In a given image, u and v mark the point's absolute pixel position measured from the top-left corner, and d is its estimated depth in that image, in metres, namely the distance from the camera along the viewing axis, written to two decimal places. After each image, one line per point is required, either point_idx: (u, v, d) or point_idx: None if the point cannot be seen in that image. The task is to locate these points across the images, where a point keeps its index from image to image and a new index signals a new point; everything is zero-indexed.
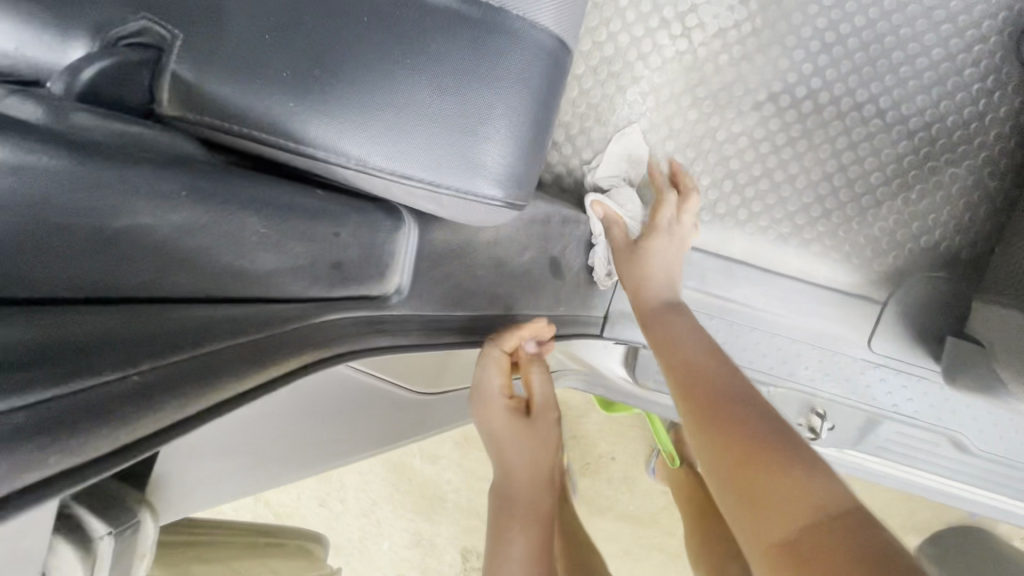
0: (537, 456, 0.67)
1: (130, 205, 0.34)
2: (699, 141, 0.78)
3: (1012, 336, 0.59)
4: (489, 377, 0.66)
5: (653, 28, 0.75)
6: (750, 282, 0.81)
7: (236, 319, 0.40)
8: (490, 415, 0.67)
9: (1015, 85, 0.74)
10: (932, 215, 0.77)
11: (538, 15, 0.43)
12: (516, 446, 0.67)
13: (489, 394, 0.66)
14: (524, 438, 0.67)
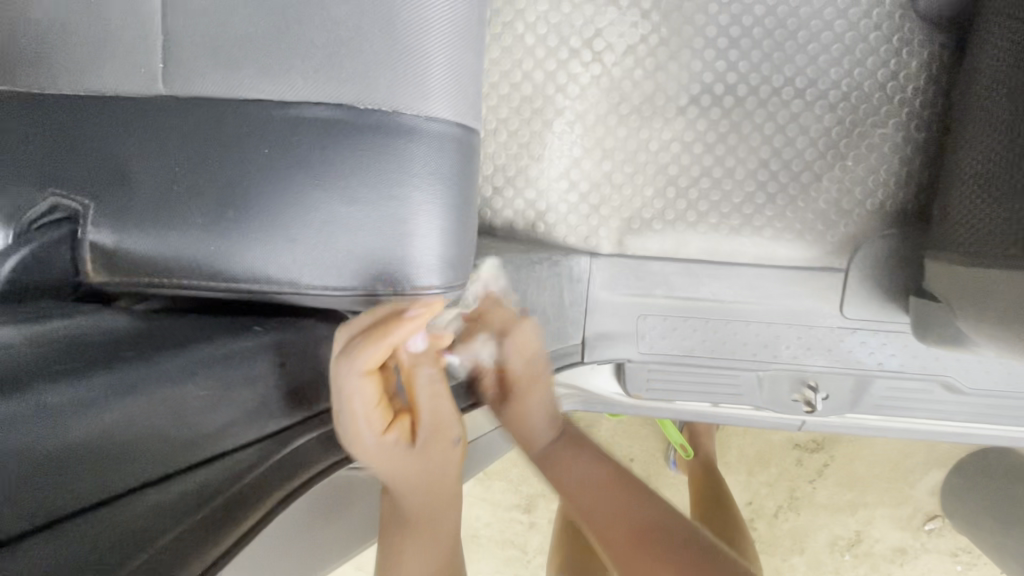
0: (427, 474, 0.52)
1: (60, 422, 0.33)
2: (635, 156, 0.80)
3: (967, 286, 0.58)
4: (363, 391, 0.47)
5: (564, 60, 0.77)
6: (716, 277, 0.82)
7: (205, 483, 0.37)
8: (368, 444, 0.48)
9: (920, 39, 0.76)
10: (871, 177, 0.79)
11: (434, 111, 0.44)
12: (395, 466, 0.50)
13: (354, 406, 0.47)
14: (416, 456, 0.51)
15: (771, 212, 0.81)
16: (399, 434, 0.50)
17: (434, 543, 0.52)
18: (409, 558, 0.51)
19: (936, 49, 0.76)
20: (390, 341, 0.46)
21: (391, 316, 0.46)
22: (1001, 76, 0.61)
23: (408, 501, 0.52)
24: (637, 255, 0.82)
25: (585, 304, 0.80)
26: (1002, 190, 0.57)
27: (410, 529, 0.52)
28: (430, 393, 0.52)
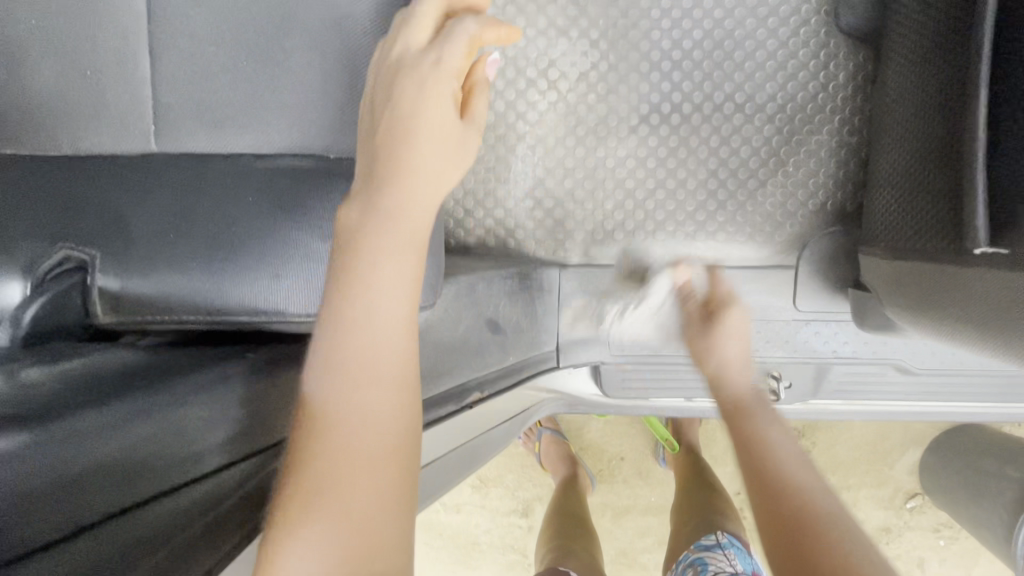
0: (405, 279, 0.45)
1: (76, 448, 0.37)
2: (594, 173, 0.86)
3: (886, 276, 0.65)
4: (435, 107, 0.46)
5: (522, 90, 0.83)
6: (677, 280, 0.89)
7: (199, 502, 0.41)
8: (412, 157, 0.46)
9: (844, 53, 0.84)
10: (812, 180, 0.86)
11: None
12: (388, 128, 0.46)
13: (395, 80, 0.47)
14: (427, 156, 0.46)
15: (723, 217, 0.87)
16: (434, 147, 0.47)
17: (389, 337, 0.43)
18: (360, 269, 0.44)
19: (860, 61, 0.84)
20: (448, 73, 0.47)
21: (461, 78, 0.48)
22: (909, 89, 0.67)
23: (402, 220, 0.45)
24: (603, 264, 0.88)
25: (557, 313, 0.86)
26: (912, 195, 0.63)
27: (366, 224, 0.45)
28: (443, 134, 0.47)
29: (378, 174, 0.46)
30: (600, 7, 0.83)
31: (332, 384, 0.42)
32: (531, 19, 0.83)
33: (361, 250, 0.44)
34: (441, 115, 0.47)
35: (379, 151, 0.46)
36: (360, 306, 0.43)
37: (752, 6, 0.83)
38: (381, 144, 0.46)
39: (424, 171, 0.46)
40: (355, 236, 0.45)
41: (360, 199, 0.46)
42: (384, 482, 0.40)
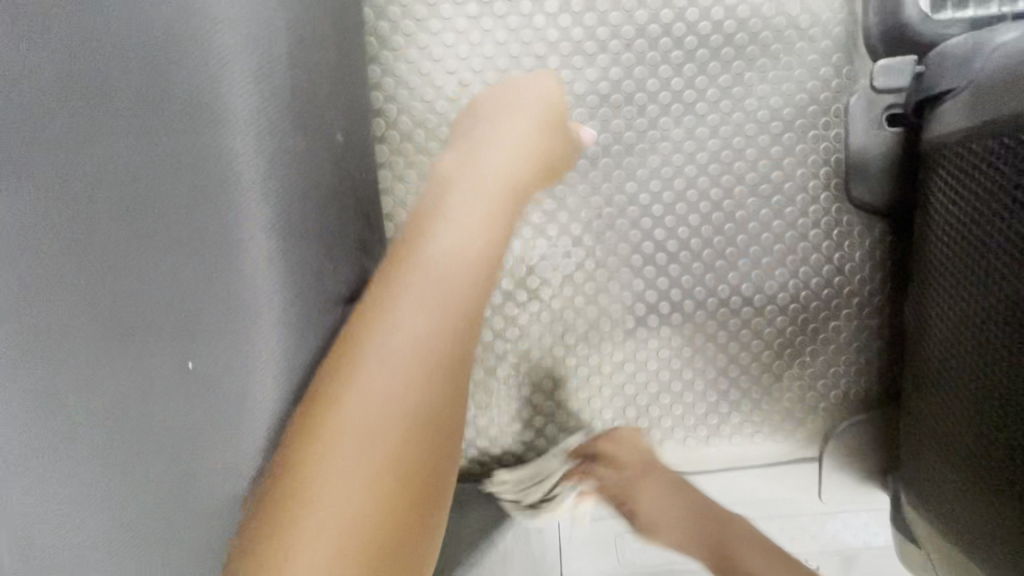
0: (468, 259, 0.54)
1: None
2: (589, 382, 0.75)
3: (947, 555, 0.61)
4: (513, 143, 0.63)
5: (499, 303, 0.72)
6: (689, 488, 0.78)
7: None
8: (492, 142, 0.63)
9: (860, 230, 0.74)
10: (832, 370, 0.76)
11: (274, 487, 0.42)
12: (489, 107, 0.65)
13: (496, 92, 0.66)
14: (500, 135, 0.63)
15: (738, 418, 0.77)
16: (519, 159, 0.62)
17: (431, 341, 0.49)
18: (432, 239, 0.53)
19: (876, 236, 0.74)
20: (539, 99, 0.66)
21: (552, 124, 0.65)
22: (950, 322, 0.59)
23: (477, 211, 0.57)
24: (607, 480, 0.77)
25: (555, 550, 0.79)
26: (965, 463, 0.57)
27: (446, 206, 0.57)
28: (528, 160, 0.63)
29: (459, 142, 0.64)
30: (581, 198, 0.72)
31: (387, 291, 0.50)
32: None
33: (443, 197, 0.57)
34: (540, 155, 0.64)
35: (457, 149, 0.63)
36: (427, 262, 0.52)
37: (751, 184, 0.73)
38: (466, 131, 0.64)
39: (501, 187, 0.60)
40: (439, 196, 0.58)
41: (457, 152, 0.63)
42: (406, 437, 0.46)
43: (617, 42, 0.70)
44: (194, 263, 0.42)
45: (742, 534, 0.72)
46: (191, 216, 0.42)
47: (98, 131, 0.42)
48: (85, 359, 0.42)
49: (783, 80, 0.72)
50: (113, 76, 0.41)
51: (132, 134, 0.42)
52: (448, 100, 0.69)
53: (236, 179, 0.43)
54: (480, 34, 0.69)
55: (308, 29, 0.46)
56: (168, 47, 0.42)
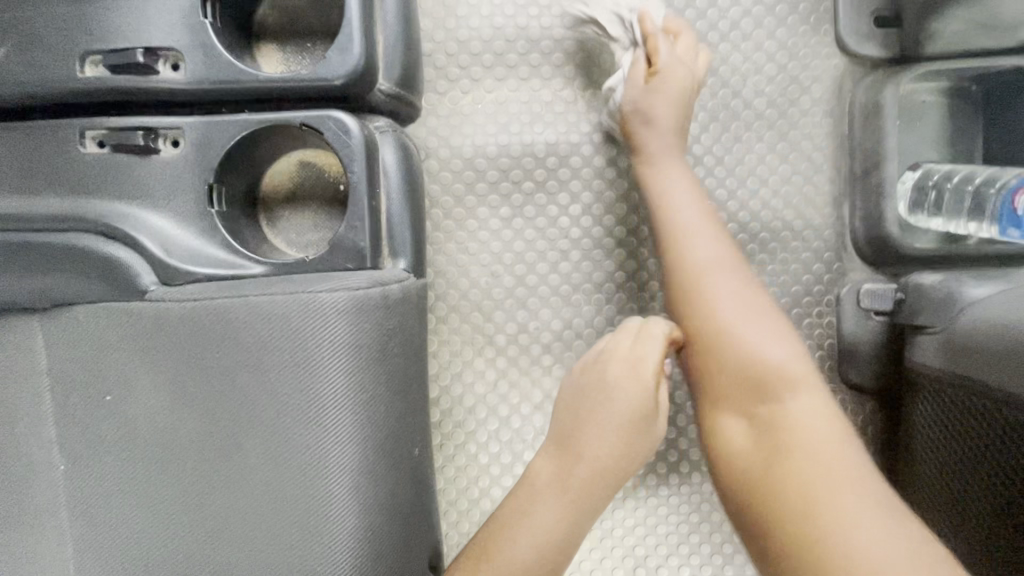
0: (547, 561, 0.50)
1: None
2: (601, 543, 0.80)
3: None
4: (612, 442, 0.54)
5: (520, 474, 0.76)
6: None
7: None
8: (596, 436, 0.54)
9: (852, 408, 0.81)
10: None
11: None
12: (596, 383, 0.56)
13: (608, 364, 0.56)
14: (602, 423, 0.54)
15: None
16: (612, 451, 0.54)
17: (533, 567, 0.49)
18: (526, 533, 0.50)
19: (870, 412, 0.81)
20: (646, 375, 0.55)
21: (642, 419, 0.55)
22: (938, 514, 0.64)
23: (559, 515, 0.52)
24: None
25: None
26: None
27: (542, 493, 0.52)
28: (614, 465, 0.53)
29: (591, 374, 0.57)
30: None
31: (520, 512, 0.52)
32: (525, 395, 0.77)
33: (591, 422, 0.55)
34: (634, 452, 0.54)
35: (567, 422, 0.56)
36: (507, 554, 0.49)
37: None
38: (574, 405, 0.56)
39: (590, 489, 0.53)
40: (541, 484, 0.53)
41: (594, 383, 0.56)
42: None
43: (633, 238, 0.77)
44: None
45: (743, 364, 0.57)
46: (264, 573, 0.37)
47: (200, 388, 0.36)
48: None
49: (781, 273, 0.80)
50: (177, 438, 0.37)
51: (196, 497, 0.37)
52: (481, 289, 0.77)
53: (315, 522, 0.37)
54: (510, 232, 0.77)
55: (393, 317, 0.38)
56: (234, 383, 0.36)
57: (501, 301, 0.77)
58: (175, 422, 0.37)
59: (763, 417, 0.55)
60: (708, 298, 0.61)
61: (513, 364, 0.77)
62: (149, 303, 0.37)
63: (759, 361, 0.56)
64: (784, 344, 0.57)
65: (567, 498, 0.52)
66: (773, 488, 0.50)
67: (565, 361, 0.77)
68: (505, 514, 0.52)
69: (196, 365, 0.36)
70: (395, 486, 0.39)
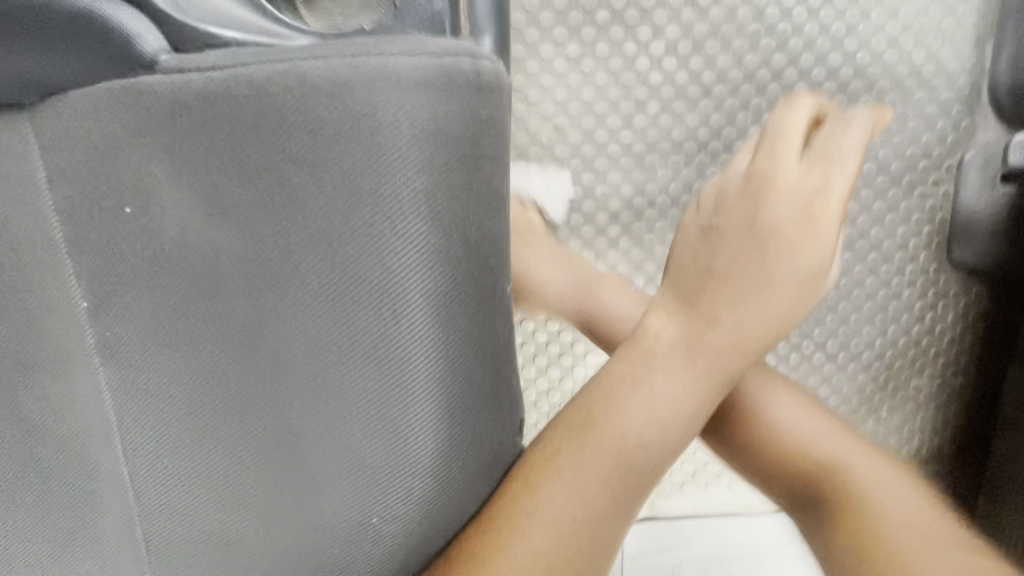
0: (673, 431, 0.39)
1: None
2: None
3: None
4: (767, 302, 0.41)
5: (580, 354, 0.70)
6: (750, 526, 0.81)
7: None
8: (741, 287, 0.41)
9: (955, 289, 0.72)
10: (907, 425, 0.76)
11: (383, 512, 0.33)
12: (742, 226, 0.43)
13: (766, 200, 0.43)
14: (747, 279, 0.41)
15: None
16: (761, 313, 0.41)
17: (649, 448, 0.38)
18: (639, 404, 0.39)
19: (974, 296, 0.72)
20: (826, 217, 0.41)
21: (804, 275, 0.42)
22: None
23: (682, 380, 0.40)
24: (669, 515, 0.81)
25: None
26: None
27: (662, 355, 0.40)
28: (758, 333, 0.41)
29: (735, 206, 0.44)
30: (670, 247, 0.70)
31: (625, 372, 0.40)
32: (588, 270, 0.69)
33: (728, 272, 0.41)
34: (790, 316, 0.42)
35: (693, 275, 0.42)
36: (612, 428, 0.38)
37: (848, 241, 0.70)
38: (706, 250, 0.43)
39: (724, 354, 0.41)
40: (657, 347, 0.41)
41: (739, 215, 0.43)
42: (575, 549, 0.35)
43: (724, 85, 0.65)
44: (347, 481, 0.32)
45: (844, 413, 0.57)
46: (333, 400, 0.31)
47: (247, 181, 0.29)
48: (234, 455, 0.33)
49: (895, 133, 0.68)
50: (243, 253, 0.29)
51: (266, 332, 0.30)
52: (542, 146, 0.66)
53: (401, 366, 0.30)
54: (577, 76, 0.64)
55: (490, 104, 0.29)
56: (290, 172, 0.29)
57: (564, 160, 0.66)
58: (236, 235, 0.29)
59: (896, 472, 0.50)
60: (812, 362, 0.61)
61: (575, 235, 0.68)
62: (166, 77, 0.29)
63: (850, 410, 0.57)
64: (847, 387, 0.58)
65: (695, 372, 0.40)
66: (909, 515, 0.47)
67: (635, 232, 0.68)
68: (607, 378, 0.40)
69: (271, 157, 0.28)
70: (496, 331, 0.32)
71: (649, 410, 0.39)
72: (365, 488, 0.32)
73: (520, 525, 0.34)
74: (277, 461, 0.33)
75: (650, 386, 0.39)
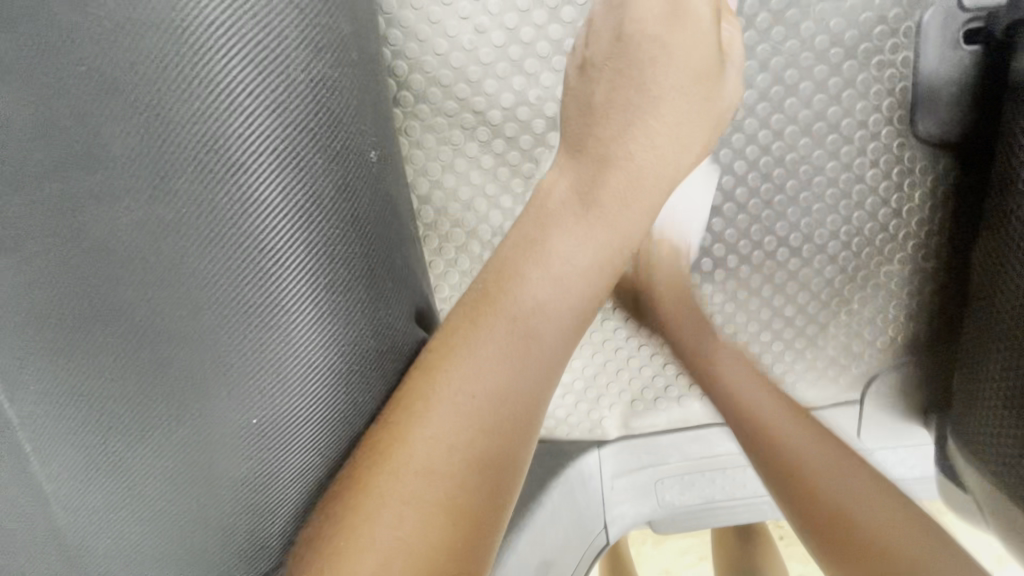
0: (571, 296, 0.44)
1: None
2: (627, 341, 0.75)
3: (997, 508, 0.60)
4: (655, 155, 0.51)
5: None
6: (726, 436, 0.79)
7: None
8: (631, 146, 0.50)
9: (921, 167, 0.68)
10: (881, 315, 0.74)
11: (290, 338, 0.38)
12: (615, 59, 0.52)
13: (632, 19, 0.52)
14: (644, 105, 0.51)
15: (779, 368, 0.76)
16: (661, 125, 0.51)
17: (560, 295, 0.44)
18: (537, 268, 0.44)
19: (943, 172, 0.68)
20: (685, 17, 0.51)
21: (702, 76, 0.52)
22: None
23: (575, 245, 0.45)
24: (645, 433, 0.79)
25: (600, 500, 0.78)
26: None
27: (554, 215, 0.47)
28: (658, 150, 0.51)
29: (611, 49, 0.53)
30: None
31: (528, 245, 0.45)
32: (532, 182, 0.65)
33: (622, 100, 0.51)
34: (675, 160, 0.52)
35: (583, 122, 0.52)
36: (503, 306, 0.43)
37: (805, 125, 0.66)
38: (600, 118, 0.51)
39: (614, 208, 0.47)
40: (550, 207, 0.47)
41: (616, 51, 0.52)
42: (489, 420, 0.40)
43: None
44: (265, 342, 0.38)
45: (759, 437, 0.62)
46: (226, 238, 0.37)
47: (123, 58, 0.34)
48: (139, 314, 0.36)
49: None
50: (148, 145, 0.35)
51: (179, 216, 0.36)
52: (464, 51, 0.61)
53: (285, 203, 0.37)
54: None
55: None
56: (154, 49, 0.35)
57: (490, 65, 0.61)
58: (139, 129, 0.35)
59: (840, 530, 0.54)
60: (728, 371, 0.67)
61: (512, 148, 0.64)
62: None
63: (756, 418, 0.63)
64: (761, 391, 0.65)
65: (590, 220, 0.47)
66: (843, 551, 0.53)
67: None
68: (510, 251, 0.45)
69: (139, 31, 0.34)
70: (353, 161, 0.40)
71: (543, 275, 0.44)
72: (258, 316, 0.37)
73: (429, 399, 0.39)
74: (175, 311, 0.37)
75: (545, 250, 0.45)
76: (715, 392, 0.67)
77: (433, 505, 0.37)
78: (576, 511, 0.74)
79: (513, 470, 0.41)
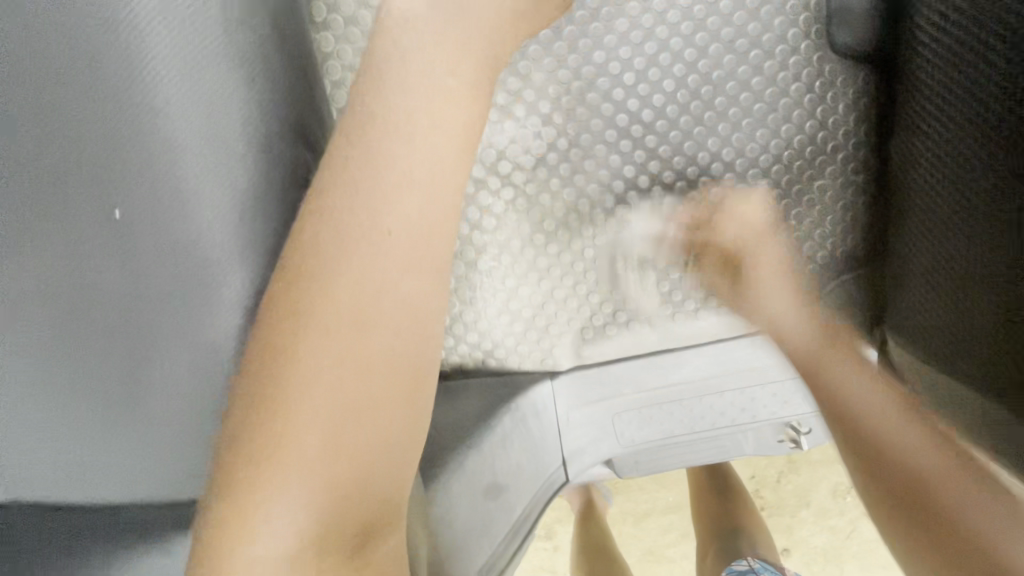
0: (452, 101, 0.49)
1: None
2: (573, 267, 0.74)
3: (943, 396, 0.61)
4: None
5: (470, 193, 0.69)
6: (679, 364, 0.79)
7: None
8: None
9: (842, 79, 0.70)
10: (818, 230, 0.75)
11: (193, 178, 0.41)
12: None
13: None
14: None
15: (725, 290, 0.77)
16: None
17: (438, 99, 0.48)
18: (410, 75, 0.48)
19: (863, 83, 0.70)
20: None
21: None
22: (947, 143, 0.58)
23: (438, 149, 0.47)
24: (597, 364, 0.79)
25: (556, 430, 0.76)
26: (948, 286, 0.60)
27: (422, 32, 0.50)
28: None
29: None
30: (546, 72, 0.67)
31: (396, 65, 0.48)
32: None
33: None
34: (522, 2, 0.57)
35: None
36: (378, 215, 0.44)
37: (727, 40, 0.68)
38: None
39: (482, 84, 0.53)
40: (417, 26, 0.51)
41: None
42: (392, 267, 0.44)
43: None
44: (182, 198, 0.41)
45: (902, 467, 0.63)
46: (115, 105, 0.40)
47: None
48: (59, 194, 0.41)
49: None
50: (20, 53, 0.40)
51: (86, 103, 0.40)
52: None
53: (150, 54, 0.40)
54: None
55: None
56: None
57: None
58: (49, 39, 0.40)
59: (948, 530, 0.57)
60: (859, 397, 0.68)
61: None
62: None
63: (911, 463, 0.62)
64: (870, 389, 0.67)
65: (462, 49, 0.52)
66: (926, 515, 0.59)
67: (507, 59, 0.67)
68: (379, 70, 0.49)
69: None
70: None
71: (420, 81, 0.48)
72: (155, 163, 0.41)
73: (327, 254, 0.42)
74: (87, 179, 0.41)
75: (419, 67, 0.48)
76: (888, 434, 0.64)
77: (351, 375, 0.41)
78: (528, 440, 0.72)
79: (425, 319, 0.45)
